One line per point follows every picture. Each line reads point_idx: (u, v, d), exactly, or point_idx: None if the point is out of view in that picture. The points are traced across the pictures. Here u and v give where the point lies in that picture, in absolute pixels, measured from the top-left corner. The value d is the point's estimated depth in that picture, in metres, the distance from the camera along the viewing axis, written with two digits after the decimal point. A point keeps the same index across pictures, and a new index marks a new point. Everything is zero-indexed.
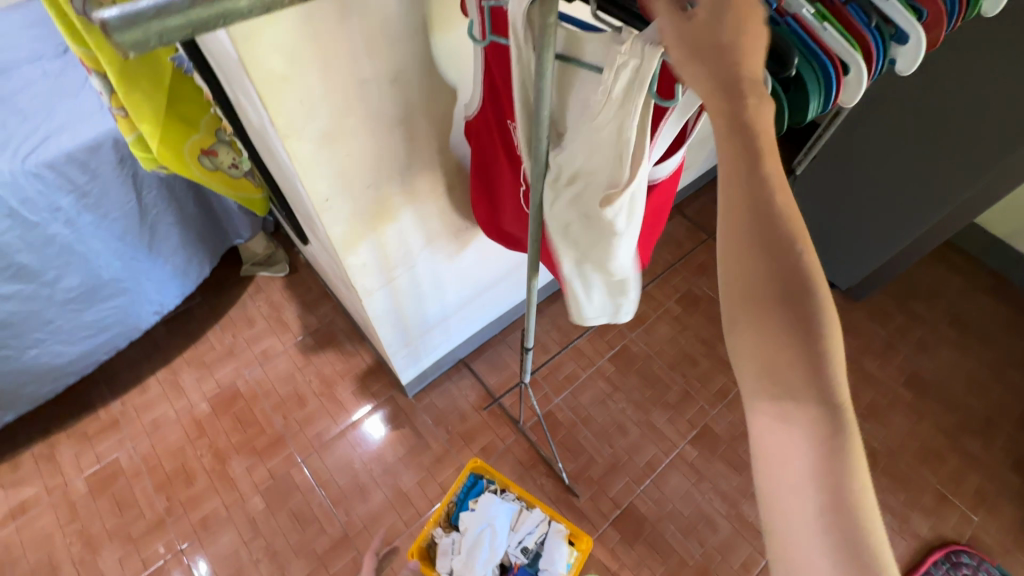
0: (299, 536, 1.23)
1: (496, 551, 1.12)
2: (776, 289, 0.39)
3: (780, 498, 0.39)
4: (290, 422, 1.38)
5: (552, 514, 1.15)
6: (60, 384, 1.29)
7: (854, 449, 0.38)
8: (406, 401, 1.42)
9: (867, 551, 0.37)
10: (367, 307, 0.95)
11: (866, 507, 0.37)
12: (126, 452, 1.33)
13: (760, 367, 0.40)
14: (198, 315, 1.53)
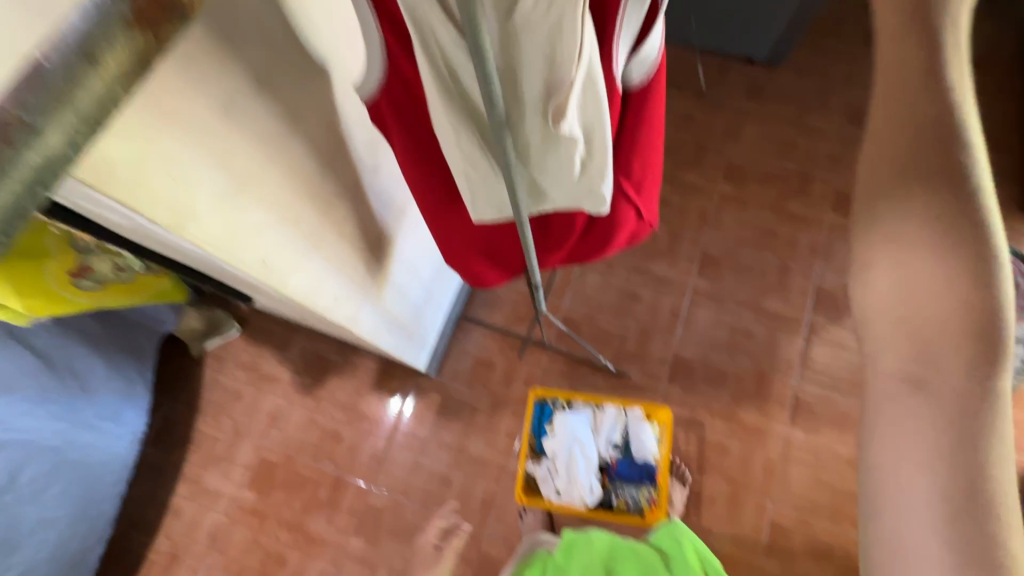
0: (412, 546, 1.25)
1: (591, 457, 1.18)
2: (930, 169, 0.37)
3: (896, 469, 0.40)
4: (339, 460, 1.33)
5: (624, 404, 1.21)
6: (94, 557, 1.17)
7: (1000, 437, 0.37)
8: (432, 381, 1.38)
9: (997, 545, 0.36)
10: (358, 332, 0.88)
11: (1006, 491, 0.37)
12: (204, 574, 1.26)
13: (889, 313, 0.40)
14: (181, 419, 1.39)
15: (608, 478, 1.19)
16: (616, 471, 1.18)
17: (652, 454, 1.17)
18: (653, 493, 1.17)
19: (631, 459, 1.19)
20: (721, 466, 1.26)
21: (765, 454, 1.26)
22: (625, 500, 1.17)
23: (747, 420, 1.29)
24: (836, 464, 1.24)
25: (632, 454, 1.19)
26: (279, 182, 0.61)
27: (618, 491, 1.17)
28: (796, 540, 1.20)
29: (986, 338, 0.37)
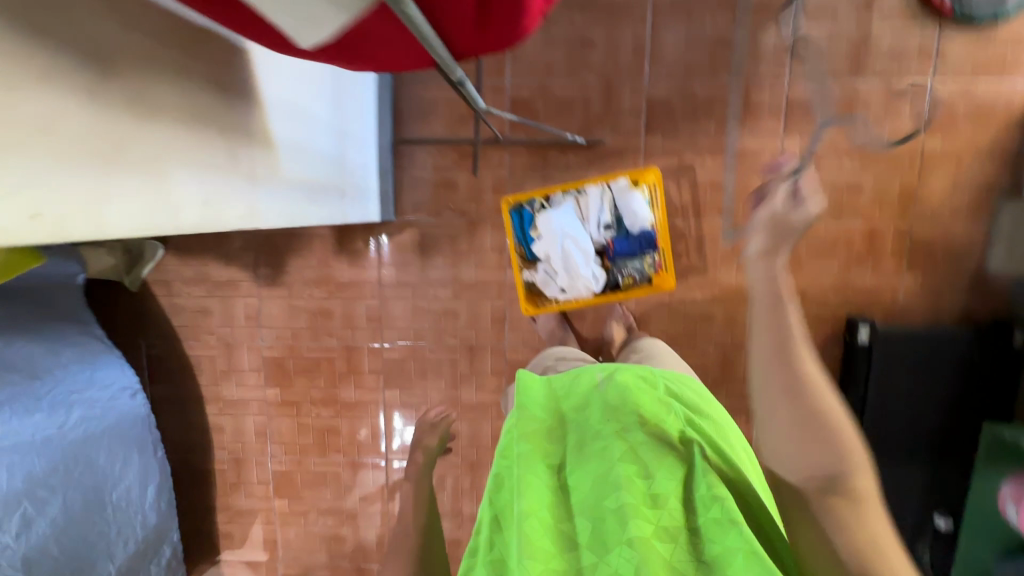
0: (444, 378, 1.29)
1: (587, 248, 1.10)
2: None
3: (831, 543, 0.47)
4: (340, 332, 1.28)
5: (606, 180, 1.09)
6: (167, 497, 1.22)
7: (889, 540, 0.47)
8: (397, 225, 1.23)
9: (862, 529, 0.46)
10: (262, 224, 0.65)
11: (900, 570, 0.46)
12: (271, 463, 1.35)
13: (793, 459, 0.46)
14: (164, 351, 1.31)
15: (608, 260, 1.12)
16: (615, 251, 1.11)
17: (647, 219, 1.09)
18: (656, 258, 1.12)
19: (627, 234, 1.11)
20: (720, 204, 1.19)
21: (763, 174, 1.17)
22: (631, 274, 1.13)
23: (739, 146, 1.16)
24: (837, 159, 1.16)
25: (628, 229, 1.11)
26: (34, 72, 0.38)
27: (623, 269, 1.12)
28: (803, 247, 1.19)
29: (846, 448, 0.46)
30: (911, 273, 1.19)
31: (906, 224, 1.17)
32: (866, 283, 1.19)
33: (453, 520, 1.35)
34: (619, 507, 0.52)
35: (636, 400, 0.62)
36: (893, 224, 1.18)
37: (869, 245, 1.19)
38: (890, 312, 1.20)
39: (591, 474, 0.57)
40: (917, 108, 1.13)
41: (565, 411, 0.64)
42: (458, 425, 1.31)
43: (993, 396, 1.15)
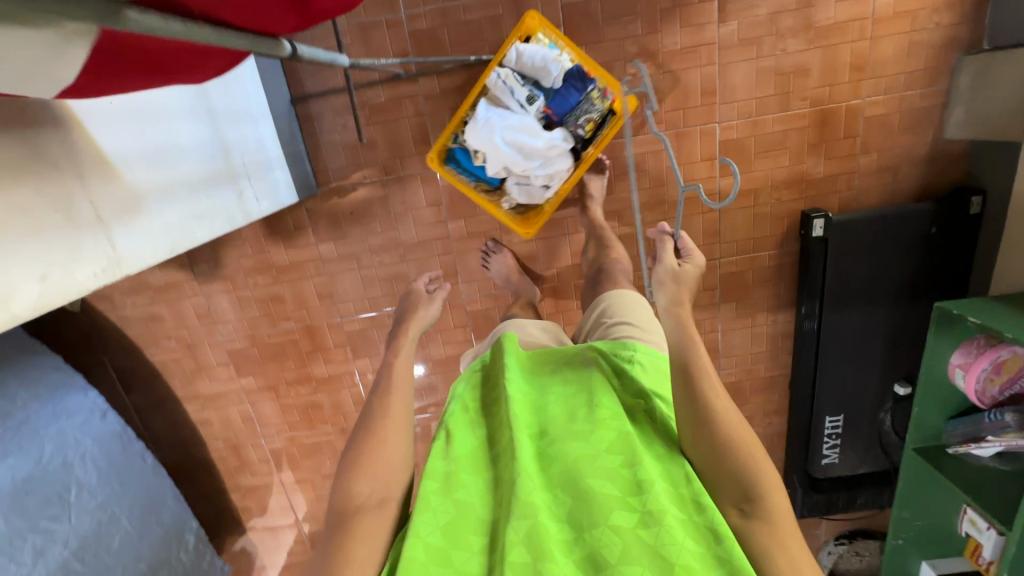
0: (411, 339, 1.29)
1: (533, 124, 0.92)
2: None
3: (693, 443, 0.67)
4: (296, 315, 1.26)
5: (498, 58, 0.94)
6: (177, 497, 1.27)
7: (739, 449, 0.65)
8: (323, 196, 1.16)
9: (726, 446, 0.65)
10: (129, 272, 0.59)
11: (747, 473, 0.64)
12: (266, 443, 1.40)
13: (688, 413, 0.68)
14: (130, 362, 1.31)
15: (561, 127, 0.97)
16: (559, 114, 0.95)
17: (557, 57, 0.92)
18: (599, 88, 0.95)
19: (556, 87, 0.95)
20: (659, 114, 1.09)
21: (701, 72, 1.07)
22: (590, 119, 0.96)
23: (672, 44, 1.04)
24: (781, 40, 1.04)
25: (553, 84, 0.94)
26: None
27: (577, 122, 0.96)
28: (752, 145, 1.12)
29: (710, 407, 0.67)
30: (867, 153, 1.13)
31: (860, 101, 1.09)
32: (821, 171, 1.14)
33: None
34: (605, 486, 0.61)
35: (603, 390, 0.72)
36: (845, 103, 1.09)
37: (822, 130, 1.11)
38: (846, 197, 1.16)
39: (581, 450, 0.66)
40: None
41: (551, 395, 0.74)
42: (434, 379, 1.34)
43: (948, 265, 1.15)
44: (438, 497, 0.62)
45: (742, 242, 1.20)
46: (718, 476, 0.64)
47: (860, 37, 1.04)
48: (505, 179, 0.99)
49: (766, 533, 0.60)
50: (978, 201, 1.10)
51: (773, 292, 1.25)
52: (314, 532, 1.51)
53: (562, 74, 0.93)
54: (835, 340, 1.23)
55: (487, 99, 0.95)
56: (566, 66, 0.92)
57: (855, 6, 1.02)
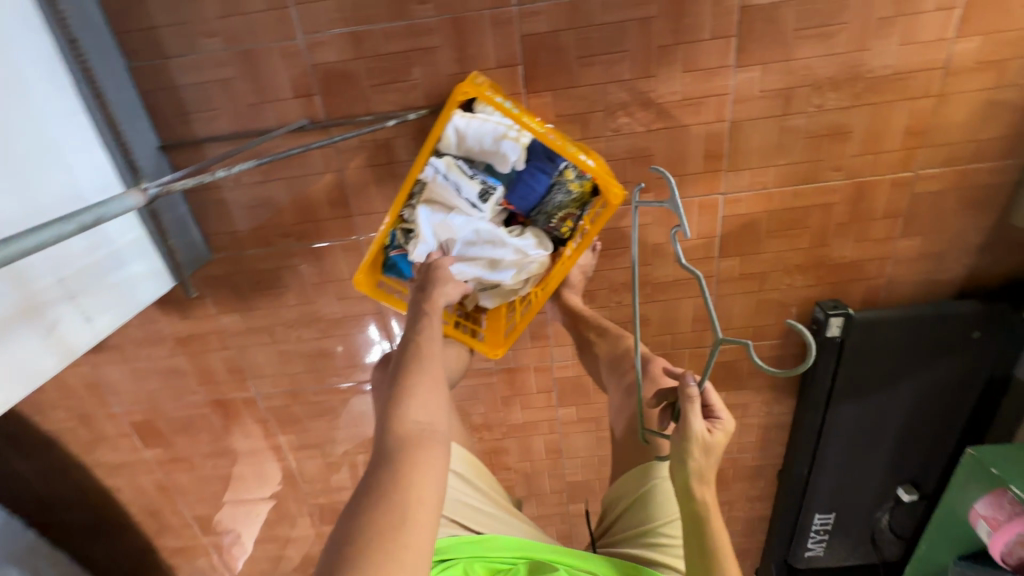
0: (341, 416, 1.11)
1: (498, 235, 0.70)
2: None
3: None
4: (203, 389, 1.06)
5: (429, 149, 0.67)
6: None
7: None
8: (219, 263, 0.92)
9: None
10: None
11: None
12: (187, 510, 1.25)
13: None
14: (14, 430, 1.12)
15: (527, 219, 0.75)
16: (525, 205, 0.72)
17: (511, 136, 0.66)
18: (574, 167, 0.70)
19: (516, 174, 0.70)
20: (647, 180, 0.83)
21: (705, 132, 0.80)
22: (568, 214, 0.72)
23: (669, 94, 0.77)
24: (816, 94, 0.77)
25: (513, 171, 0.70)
26: None
27: (549, 218, 0.72)
28: (764, 223, 0.87)
29: None
30: (907, 238, 0.89)
31: (910, 173, 0.83)
32: (846, 256, 0.90)
33: None
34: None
35: None
36: (890, 176, 0.84)
37: (856, 207, 0.86)
38: (874, 286, 0.93)
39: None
40: None
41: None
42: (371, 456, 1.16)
43: (984, 371, 0.95)
44: None
45: (739, 331, 0.98)
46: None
47: (922, 94, 0.77)
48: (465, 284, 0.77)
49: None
50: None
51: (772, 383, 1.05)
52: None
53: (523, 155, 0.68)
54: (835, 439, 1.05)
55: (427, 196, 0.70)
56: (526, 144, 0.67)
57: (923, 52, 0.74)
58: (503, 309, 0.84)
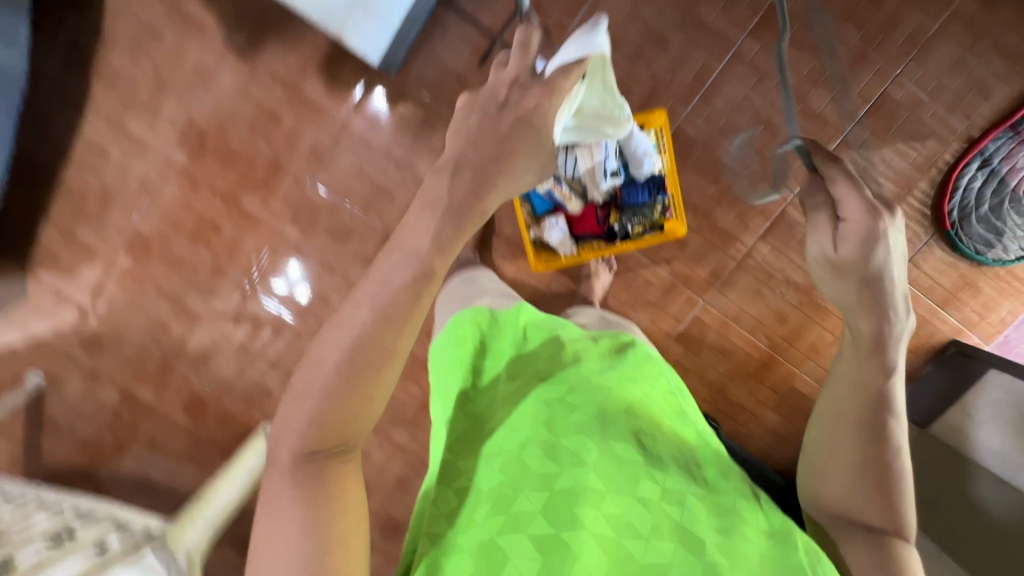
0: (345, 249, 1.24)
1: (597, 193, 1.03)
2: (855, 411, 0.59)
3: (831, 440, 0.60)
4: (276, 144, 1.20)
5: None
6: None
7: (900, 473, 0.59)
8: (392, 82, 1.16)
9: (887, 466, 0.58)
10: None
11: (896, 463, 0.59)
12: (138, 218, 1.27)
13: (829, 422, 0.61)
14: (91, 46, 1.17)
15: (615, 211, 1.07)
16: (623, 200, 1.06)
17: (654, 161, 1.03)
18: (666, 204, 1.07)
19: (631, 180, 1.05)
20: (672, 256, 1.22)
21: (720, 259, 1.21)
22: (642, 223, 1.08)
23: (720, 222, 1.19)
24: (785, 287, 1.20)
25: (634, 175, 1.04)
26: None
27: (632, 219, 1.07)
28: (712, 338, 1.25)
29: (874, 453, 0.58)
30: (774, 414, 1.28)
31: (798, 371, 1.24)
32: (738, 398, 1.28)
33: (275, 372, 1.33)
34: (620, 436, 0.64)
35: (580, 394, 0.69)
36: (791, 365, 1.24)
37: (761, 368, 1.25)
38: (738, 430, 1.29)
39: (573, 405, 0.67)
40: None
41: (528, 360, 0.77)
42: (330, 295, 1.28)
43: None
44: (491, 540, 0.57)
45: None
46: (837, 495, 0.61)
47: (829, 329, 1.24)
48: (548, 218, 1.08)
49: (887, 540, 0.58)
50: None
51: None
52: (93, 331, 1.34)
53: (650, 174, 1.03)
54: None
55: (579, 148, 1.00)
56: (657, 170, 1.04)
57: None
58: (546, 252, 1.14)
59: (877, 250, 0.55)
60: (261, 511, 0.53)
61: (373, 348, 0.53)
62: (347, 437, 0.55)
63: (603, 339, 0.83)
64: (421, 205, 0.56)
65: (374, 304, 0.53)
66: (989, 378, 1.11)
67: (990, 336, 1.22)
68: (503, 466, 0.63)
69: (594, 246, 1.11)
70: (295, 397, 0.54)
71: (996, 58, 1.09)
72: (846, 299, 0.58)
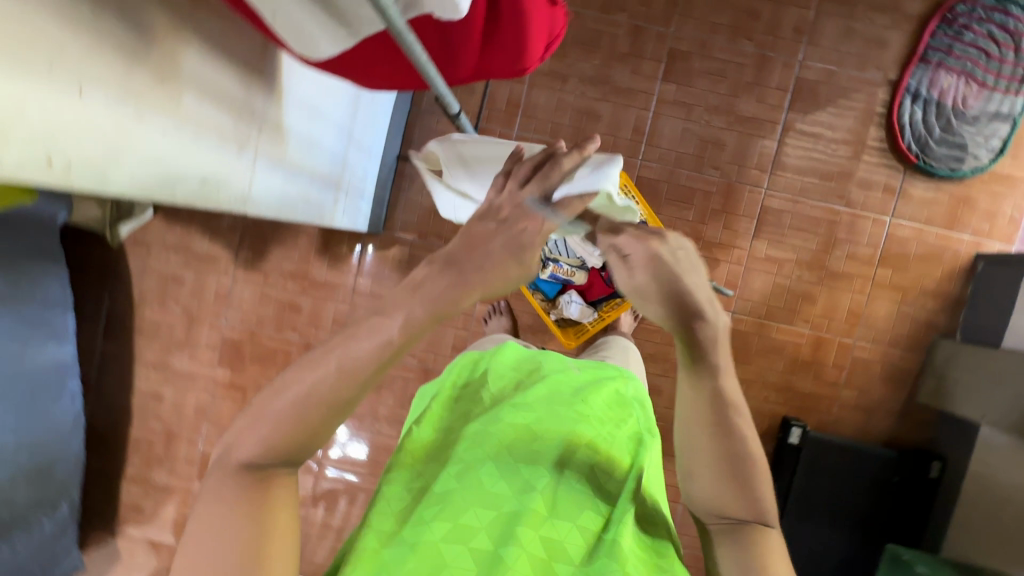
0: (392, 395, 1.34)
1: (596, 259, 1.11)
2: (702, 401, 0.53)
3: (686, 430, 0.54)
4: (303, 329, 1.31)
5: None
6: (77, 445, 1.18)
7: (756, 466, 0.52)
8: (383, 238, 1.28)
9: (739, 459, 0.52)
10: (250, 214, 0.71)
11: (754, 457, 0.53)
12: (203, 443, 1.34)
13: (682, 414, 0.54)
14: (126, 311, 1.32)
15: None
16: None
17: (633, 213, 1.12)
18: None
19: None
20: None
21: (728, 270, 1.27)
22: None
23: (713, 239, 1.27)
24: (797, 268, 1.26)
25: None
26: (145, 66, 0.46)
27: None
28: (756, 343, 1.27)
29: (725, 445, 0.52)
30: (849, 389, 1.27)
31: (851, 341, 1.26)
32: (807, 388, 1.27)
33: None
34: (577, 466, 0.63)
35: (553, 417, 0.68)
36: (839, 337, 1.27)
37: (814, 351, 1.27)
38: (823, 419, 1.27)
39: (544, 426, 0.67)
40: (873, 238, 1.25)
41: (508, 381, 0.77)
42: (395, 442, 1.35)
43: (900, 518, 1.21)
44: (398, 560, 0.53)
45: None
46: (706, 499, 0.54)
47: (859, 291, 1.26)
48: (562, 296, 1.16)
49: (750, 546, 0.52)
50: (937, 466, 1.19)
51: None
52: None
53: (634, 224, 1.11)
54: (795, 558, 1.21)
55: None
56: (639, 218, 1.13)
57: (861, 264, 1.26)
58: (571, 327, 1.20)
59: (664, 265, 0.51)
60: (196, 508, 0.47)
61: (333, 406, 0.47)
62: (298, 459, 0.48)
63: (585, 369, 0.82)
64: (414, 289, 0.48)
65: (340, 369, 0.46)
66: None
67: (1009, 237, 1.24)
68: (457, 474, 0.61)
69: (611, 305, 1.17)
70: (251, 418, 0.47)
71: (877, 15, 1.21)
72: (663, 318, 0.53)
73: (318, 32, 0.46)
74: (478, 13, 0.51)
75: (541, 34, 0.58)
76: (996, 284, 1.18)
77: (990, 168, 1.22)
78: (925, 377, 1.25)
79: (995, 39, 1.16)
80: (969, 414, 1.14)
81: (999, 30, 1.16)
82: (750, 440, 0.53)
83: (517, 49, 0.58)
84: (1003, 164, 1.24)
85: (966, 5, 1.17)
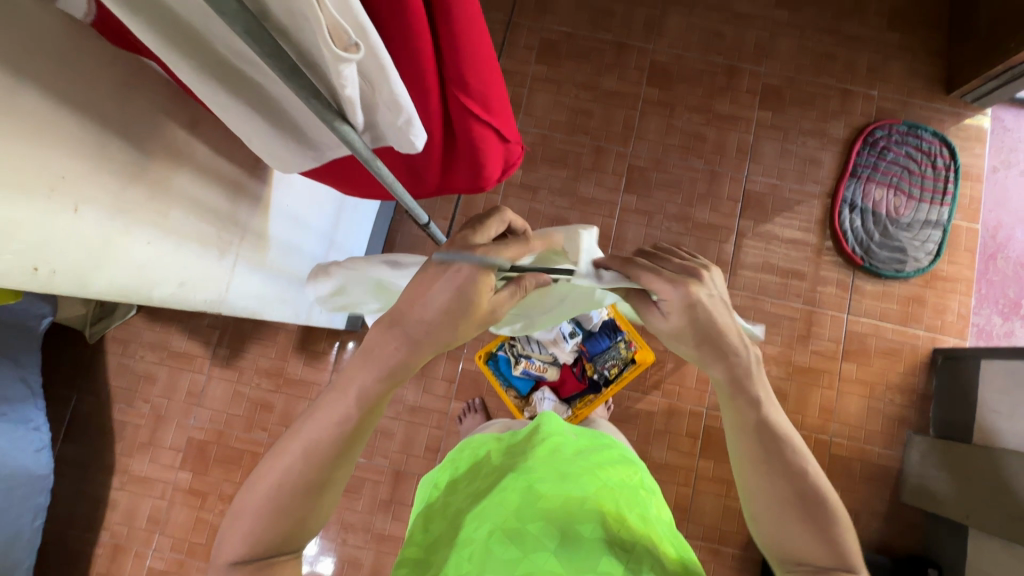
0: (362, 500, 1.27)
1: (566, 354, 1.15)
2: (754, 436, 0.53)
3: (749, 474, 0.53)
4: (274, 429, 1.28)
5: None
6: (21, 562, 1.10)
7: (828, 500, 0.51)
8: (361, 335, 1.31)
9: (809, 496, 0.51)
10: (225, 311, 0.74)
11: (821, 491, 0.52)
12: (152, 558, 1.24)
13: (742, 455, 0.54)
14: (92, 411, 1.29)
15: (587, 362, 1.17)
16: (589, 351, 1.16)
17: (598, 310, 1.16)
18: (627, 341, 1.16)
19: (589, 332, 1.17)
20: (658, 380, 1.29)
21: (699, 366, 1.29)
22: (615, 364, 1.16)
23: None
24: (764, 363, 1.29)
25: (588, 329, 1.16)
26: (147, 185, 0.52)
27: (605, 363, 1.15)
28: None
29: (793, 480, 0.51)
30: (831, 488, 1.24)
31: (827, 437, 1.26)
32: None
33: None
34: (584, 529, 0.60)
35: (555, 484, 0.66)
36: (815, 433, 1.26)
37: None
38: None
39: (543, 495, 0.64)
40: (834, 333, 1.31)
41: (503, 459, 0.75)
42: (361, 554, 1.26)
43: None
44: None
45: (709, 528, 1.23)
46: (787, 546, 0.52)
47: (828, 386, 1.29)
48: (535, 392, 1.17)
49: None
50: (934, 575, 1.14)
51: None
52: None
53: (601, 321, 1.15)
54: None
55: None
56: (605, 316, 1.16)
57: (826, 359, 1.30)
58: None
59: (700, 313, 0.53)
60: None
61: (309, 485, 0.47)
62: (290, 547, 0.49)
63: (583, 434, 0.79)
64: (364, 361, 0.48)
65: (302, 450, 0.47)
66: (987, 370, 1.14)
67: (962, 332, 1.30)
68: (470, 556, 0.59)
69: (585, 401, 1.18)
70: (229, 522, 0.48)
71: (808, 138, 1.38)
72: (698, 355, 0.56)
73: (296, 154, 0.57)
74: (433, 152, 0.61)
75: (496, 162, 0.66)
76: (956, 378, 1.21)
77: (930, 268, 1.32)
78: (907, 477, 1.22)
79: (912, 160, 1.33)
80: (953, 515, 1.11)
81: (915, 151, 1.34)
82: (813, 469, 0.52)
83: (472, 174, 0.67)
84: (943, 265, 1.34)
85: (882, 132, 1.35)
